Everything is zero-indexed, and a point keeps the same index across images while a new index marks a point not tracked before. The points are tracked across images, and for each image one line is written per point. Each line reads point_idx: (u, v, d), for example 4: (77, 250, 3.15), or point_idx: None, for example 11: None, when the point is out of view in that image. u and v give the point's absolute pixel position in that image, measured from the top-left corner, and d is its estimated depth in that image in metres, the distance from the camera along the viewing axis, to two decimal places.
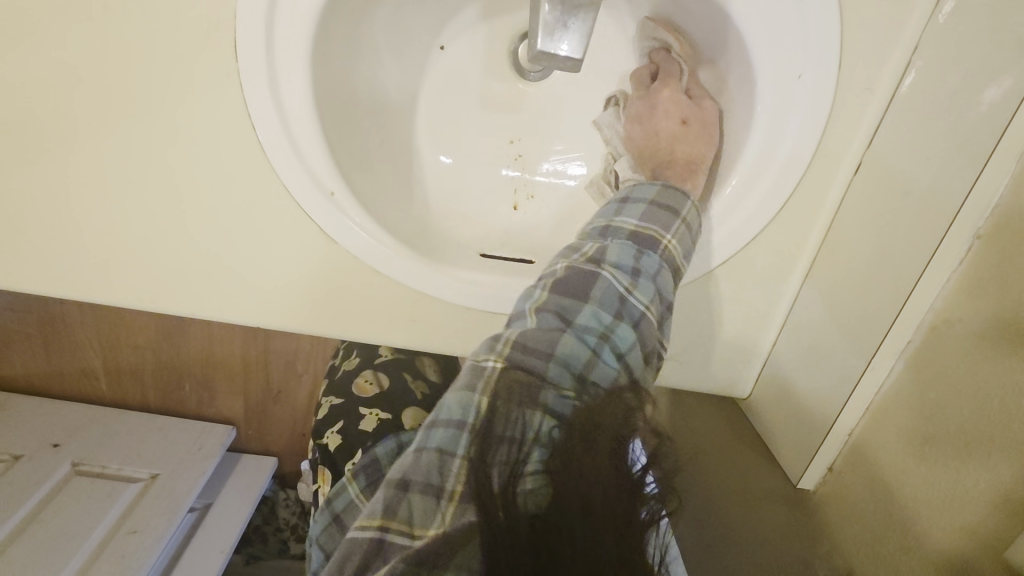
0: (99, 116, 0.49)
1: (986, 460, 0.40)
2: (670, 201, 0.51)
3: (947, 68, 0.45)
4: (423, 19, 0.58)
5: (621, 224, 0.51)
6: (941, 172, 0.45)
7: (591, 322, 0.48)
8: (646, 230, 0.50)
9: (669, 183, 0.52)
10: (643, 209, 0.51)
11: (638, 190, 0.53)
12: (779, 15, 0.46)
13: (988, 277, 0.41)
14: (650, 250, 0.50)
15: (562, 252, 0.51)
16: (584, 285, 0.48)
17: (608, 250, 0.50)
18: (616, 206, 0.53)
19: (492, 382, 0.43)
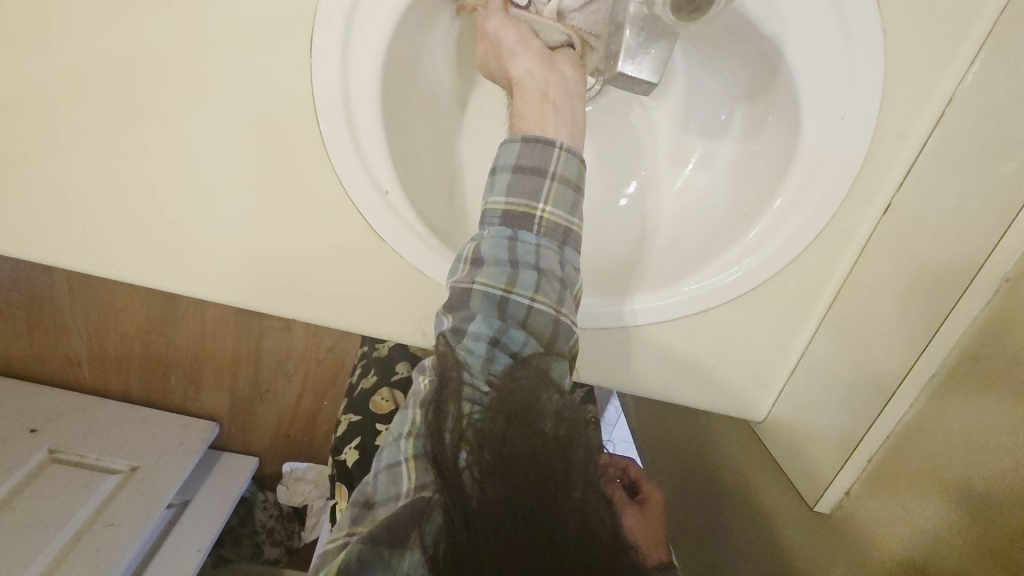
0: (160, 100, 0.50)
1: (1006, 488, 0.42)
2: (534, 160, 0.47)
3: (977, 124, 0.48)
4: (480, 34, 0.60)
5: (492, 206, 0.48)
6: (971, 218, 0.48)
7: (480, 331, 0.46)
8: (519, 207, 0.48)
9: (546, 137, 0.48)
10: (508, 180, 0.48)
11: (503, 155, 0.49)
12: (828, 60, 0.49)
13: (1012, 318, 0.44)
14: (521, 231, 0.48)
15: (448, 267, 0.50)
16: (465, 299, 0.46)
17: (481, 245, 0.47)
18: (489, 183, 0.49)
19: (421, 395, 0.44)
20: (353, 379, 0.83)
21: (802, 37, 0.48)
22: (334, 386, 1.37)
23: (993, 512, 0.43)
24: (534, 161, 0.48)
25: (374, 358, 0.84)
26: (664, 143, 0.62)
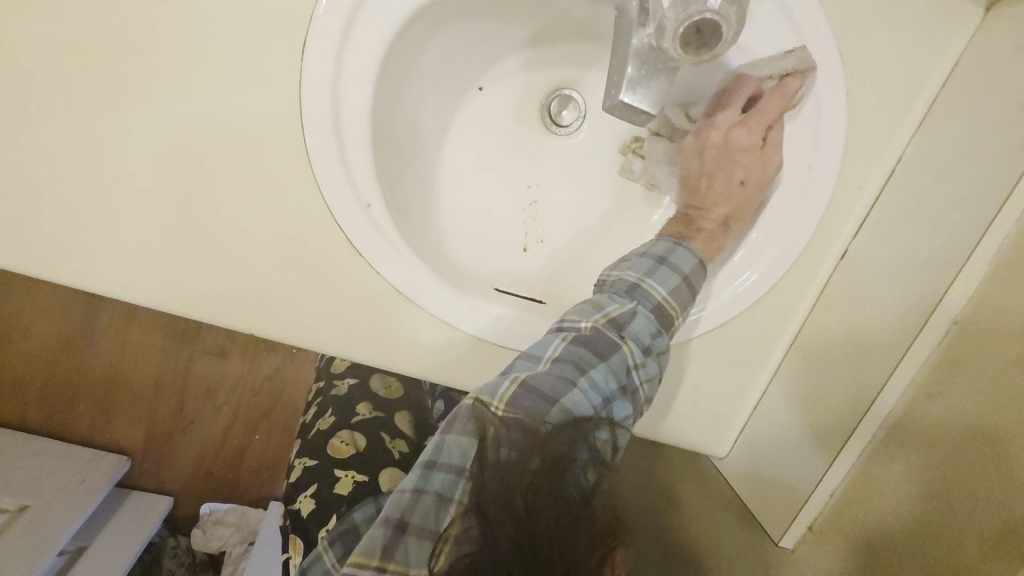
0: (120, 91, 0.46)
1: (964, 518, 0.43)
2: (677, 258, 0.49)
3: (926, 180, 0.53)
4: (468, 64, 0.60)
5: (650, 290, 0.48)
6: (924, 264, 0.51)
7: (598, 384, 0.46)
8: (668, 306, 0.49)
9: (709, 258, 0.50)
10: (677, 280, 0.49)
11: (675, 254, 0.50)
12: (797, 113, 0.53)
13: (962, 358, 0.47)
14: (663, 325, 0.49)
15: (575, 313, 0.48)
16: (602, 350, 0.47)
17: (636, 319, 0.48)
18: (647, 259, 0.50)
19: (491, 431, 0.41)
20: (310, 420, 0.78)
21: (777, 86, 0.52)
22: (266, 420, 1.27)
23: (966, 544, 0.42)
24: (688, 266, 0.49)
25: (333, 395, 0.79)
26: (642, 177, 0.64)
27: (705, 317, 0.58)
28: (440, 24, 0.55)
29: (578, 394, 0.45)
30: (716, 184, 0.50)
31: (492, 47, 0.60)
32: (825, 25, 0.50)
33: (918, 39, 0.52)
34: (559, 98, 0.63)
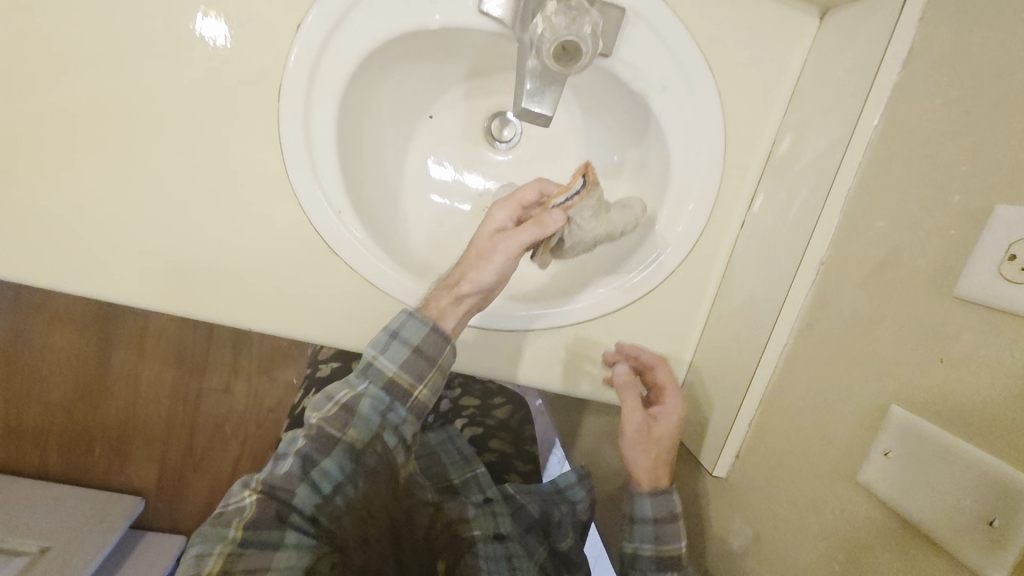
0: (135, 136, 0.58)
1: (840, 413, 0.52)
2: (415, 329, 0.61)
3: (793, 151, 0.64)
4: (419, 96, 0.73)
5: (382, 367, 0.61)
6: (796, 219, 0.61)
7: (364, 432, 0.60)
8: (400, 377, 0.62)
9: (438, 326, 0.61)
10: (407, 352, 0.61)
11: (407, 326, 0.61)
12: (683, 110, 0.65)
13: (829, 289, 0.57)
14: (394, 395, 0.62)
15: (326, 394, 0.62)
16: (346, 418, 0.60)
17: (363, 397, 0.61)
18: (384, 340, 0.61)
19: (250, 506, 0.55)
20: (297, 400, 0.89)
21: (663, 93, 0.64)
22: (270, 450, 1.35)
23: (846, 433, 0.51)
24: (414, 337, 0.61)
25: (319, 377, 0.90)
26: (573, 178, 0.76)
27: (633, 286, 0.69)
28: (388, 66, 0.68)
29: (326, 457, 0.58)
30: (461, 269, 0.61)
31: (436, 82, 0.73)
32: (694, 41, 0.63)
33: (770, 44, 0.65)
34: (497, 118, 0.75)
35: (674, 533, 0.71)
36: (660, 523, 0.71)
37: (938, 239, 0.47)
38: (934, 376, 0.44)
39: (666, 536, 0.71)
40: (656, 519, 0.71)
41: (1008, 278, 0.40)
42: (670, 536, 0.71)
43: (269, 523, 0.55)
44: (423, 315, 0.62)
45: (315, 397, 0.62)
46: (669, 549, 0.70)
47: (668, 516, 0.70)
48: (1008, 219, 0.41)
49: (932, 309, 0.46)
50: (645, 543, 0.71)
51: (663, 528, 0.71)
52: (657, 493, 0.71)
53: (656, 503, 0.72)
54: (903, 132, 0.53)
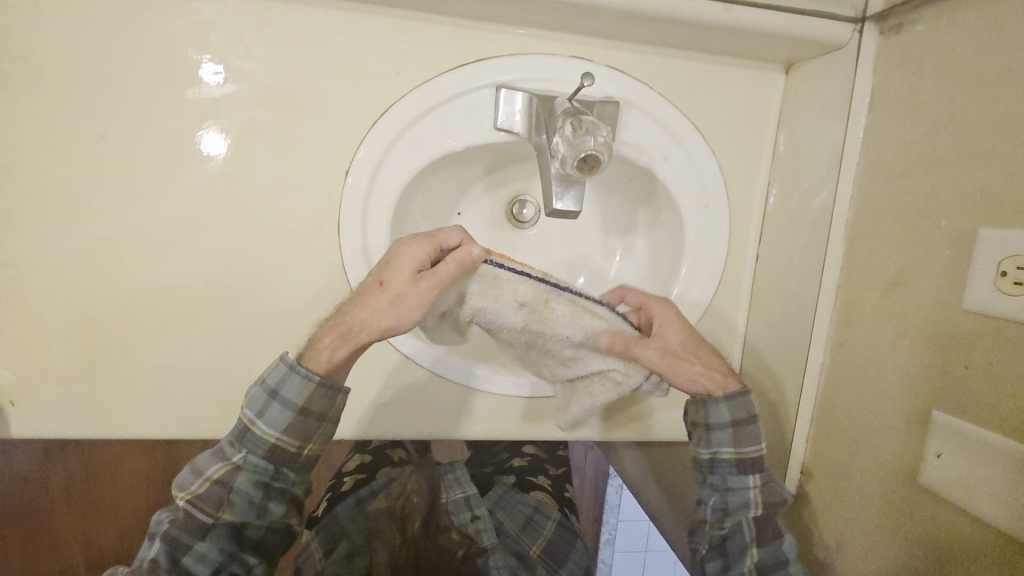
0: (223, 292, 0.66)
1: (889, 420, 0.58)
2: (291, 392, 0.59)
3: (789, 192, 0.72)
4: (446, 197, 0.82)
5: (261, 433, 0.59)
6: (805, 251, 0.69)
7: (245, 510, 0.58)
8: (284, 441, 0.60)
9: (324, 384, 0.60)
10: (286, 416, 0.59)
11: (285, 387, 0.59)
12: (685, 173, 0.73)
13: (851, 310, 0.64)
14: (276, 460, 0.60)
15: (201, 466, 0.59)
16: (225, 493, 0.58)
17: (244, 469, 0.59)
18: (262, 399, 0.60)
19: None
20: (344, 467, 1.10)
21: (665, 163, 0.72)
22: None
23: (899, 437, 0.57)
24: (294, 399, 0.59)
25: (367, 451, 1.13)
26: (595, 243, 0.84)
27: None
28: (418, 182, 0.76)
29: (200, 541, 0.58)
30: (362, 319, 0.58)
31: (459, 184, 0.82)
32: (683, 115, 0.72)
33: (748, 103, 0.74)
34: (519, 204, 0.84)
35: (755, 433, 0.67)
36: (717, 434, 0.67)
37: (936, 260, 0.54)
38: (963, 380, 0.51)
39: (740, 438, 0.67)
40: (734, 421, 0.66)
41: (1004, 291, 0.47)
42: (744, 442, 0.67)
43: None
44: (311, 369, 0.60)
45: (184, 470, 0.60)
46: (740, 454, 0.67)
47: (731, 426, 0.66)
48: (991, 241, 0.48)
49: (948, 321, 0.52)
50: (721, 453, 0.67)
51: (735, 430, 0.67)
52: (724, 420, 0.67)
53: (722, 441, 0.67)
54: (882, 168, 0.61)
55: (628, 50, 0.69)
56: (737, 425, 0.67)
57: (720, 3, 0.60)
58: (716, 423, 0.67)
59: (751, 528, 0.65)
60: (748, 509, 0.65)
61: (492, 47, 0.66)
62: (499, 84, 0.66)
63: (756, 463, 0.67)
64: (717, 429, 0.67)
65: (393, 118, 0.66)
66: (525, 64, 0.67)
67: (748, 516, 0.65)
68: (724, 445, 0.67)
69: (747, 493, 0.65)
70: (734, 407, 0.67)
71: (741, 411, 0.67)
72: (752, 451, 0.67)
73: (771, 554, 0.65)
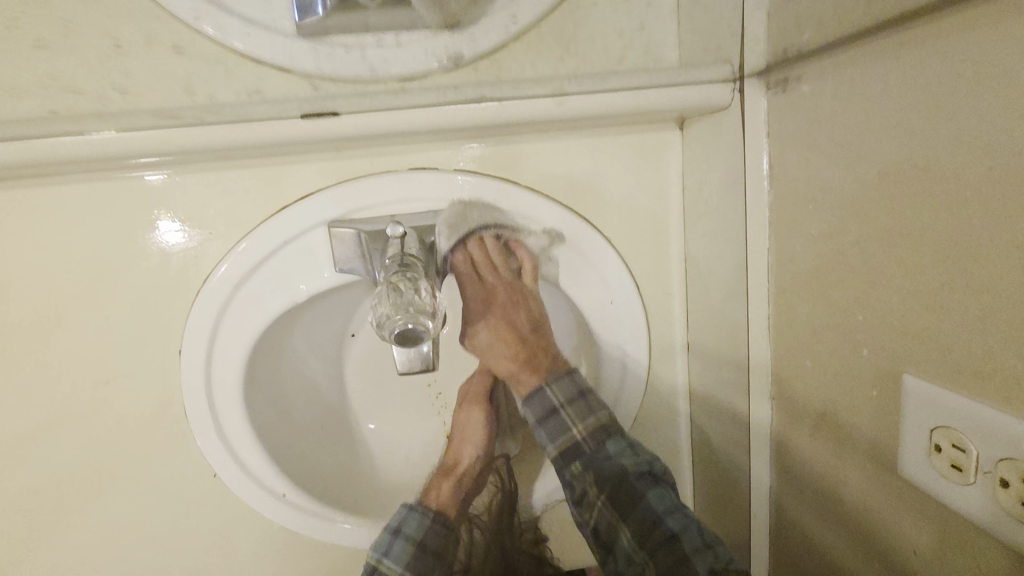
0: (75, 498, 0.59)
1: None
2: (417, 517, 0.62)
3: (705, 275, 0.60)
4: (334, 317, 0.66)
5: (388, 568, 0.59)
6: (730, 350, 0.57)
7: None
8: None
9: (437, 516, 0.63)
10: (409, 549, 0.60)
11: (408, 521, 0.61)
12: (578, 270, 0.62)
13: (788, 429, 0.52)
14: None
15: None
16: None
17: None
18: (400, 514, 0.62)
19: None
20: None
21: (551, 263, 0.62)
22: None
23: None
24: (417, 532, 0.61)
25: None
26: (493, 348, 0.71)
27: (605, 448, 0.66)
28: (293, 320, 0.63)
29: None
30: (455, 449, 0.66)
31: (347, 301, 0.66)
32: (561, 206, 0.60)
33: (641, 174, 0.61)
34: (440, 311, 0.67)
35: (587, 406, 0.61)
36: (546, 425, 0.62)
37: (865, 398, 0.41)
38: (919, 563, 0.39)
39: (566, 419, 0.61)
40: (557, 407, 0.61)
41: (943, 473, 0.35)
42: (574, 419, 0.61)
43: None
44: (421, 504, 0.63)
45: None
46: (572, 435, 0.60)
47: (552, 414, 0.61)
48: (918, 398, 0.36)
49: (890, 483, 0.40)
50: (558, 437, 0.61)
51: (559, 415, 0.61)
52: (547, 406, 0.62)
53: (552, 430, 0.61)
54: (794, 260, 0.48)
55: (478, 146, 0.58)
56: (560, 408, 0.61)
57: (549, 99, 0.48)
58: (541, 417, 0.62)
59: (612, 508, 0.57)
60: (602, 493, 0.58)
61: (314, 179, 0.57)
62: (329, 222, 0.56)
63: (593, 435, 0.60)
64: (545, 424, 0.62)
65: (217, 284, 0.56)
66: (359, 192, 0.57)
67: (599, 495, 0.58)
68: (555, 435, 0.61)
69: (589, 475, 0.59)
70: (549, 392, 0.62)
71: (559, 394, 0.62)
72: (587, 424, 0.60)
73: (638, 521, 0.54)
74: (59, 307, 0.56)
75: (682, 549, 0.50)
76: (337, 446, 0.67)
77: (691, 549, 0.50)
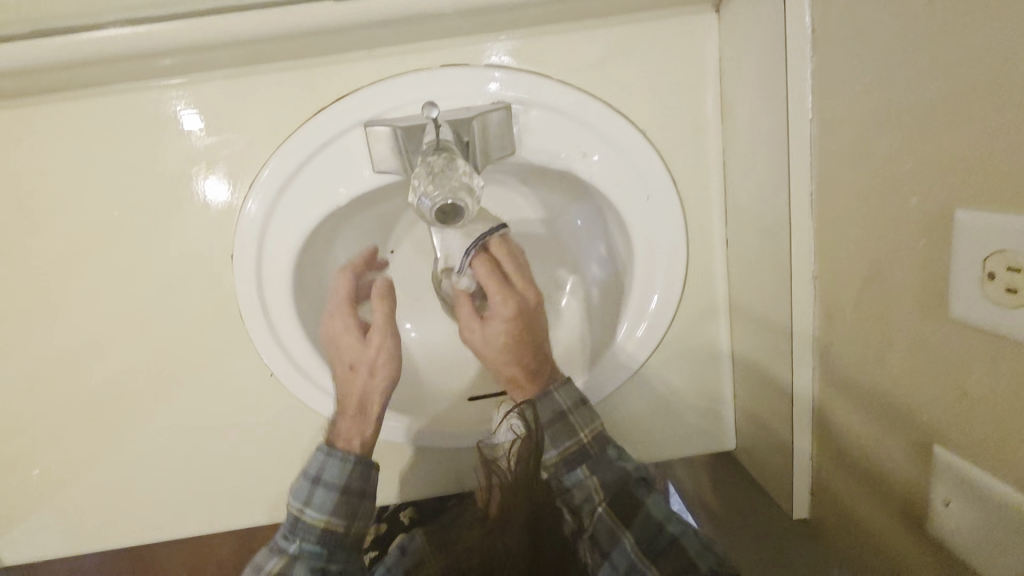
0: (149, 398, 0.64)
1: (897, 447, 0.45)
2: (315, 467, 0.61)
3: (744, 162, 0.58)
4: (376, 231, 0.68)
5: (311, 521, 0.59)
6: (771, 236, 0.56)
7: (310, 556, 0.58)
8: (333, 523, 0.60)
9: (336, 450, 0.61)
10: (332, 499, 0.60)
11: (327, 468, 0.60)
12: (614, 165, 0.61)
13: (835, 305, 0.51)
14: (331, 543, 0.60)
15: (260, 564, 0.58)
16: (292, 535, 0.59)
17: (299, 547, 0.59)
18: (314, 459, 0.61)
19: None
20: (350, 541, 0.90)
21: (585, 159, 0.60)
22: None
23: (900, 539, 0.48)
24: (338, 474, 0.60)
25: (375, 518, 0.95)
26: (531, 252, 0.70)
27: (644, 340, 0.65)
28: (336, 230, 0.65)
29: None
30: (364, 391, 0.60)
31: (387, 215, 0.68)
32: (593, 98, 0.60)
33: (675, 64, 0.60)
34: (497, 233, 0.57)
35: (590, 412, 0.60)
36: (554, 428, 0.59)
37: (913, 251, 0.40)
38: (968, 412, 0.38)
39: (575, 423, 0.59)
40: (564, 413, 0.59)
41: (996, 303, 0.34)
42: (580, 425, 0.59)
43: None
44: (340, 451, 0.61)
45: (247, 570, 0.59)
46: (576, 441, 0.59)
47: (561, 418, 0.59)
48: (971, 231, 0.35)
49: (926, 350, 0.41)
50: (561, 444, 0.59)
51: (568, 419, 0.59)
52: (555, 410, 0.59)
53: (559, 435, 0.59)
54: (838, 126, 0.46)
55: (508, 42, 0.58)
56: (567, 413, 0.59)
57: None
58: (550, 421, 0.59)
59: (614, 517, 0.57)
60: (603, 499, 0.57)
61: (349, 82, 0.58)
62: (365, 122, 0.57)
63: (596, 441, 0.60)
64: (551, 425, 0.59)
65: (262, 188, 0.59)
66: (392, 92, 0.57)
67: (602, 506, 0.57)
68: (561, 439, 0.59)
69: (587, 488, 0.58)
70: (557, 396, 0.60)
71: (567, 399, 0.60)
72: (592, 428, 0.60)
73: (643, 529, 0.56)
74: (124, 212, 0.59)
75: (639, 495, 0.58)
76: None
77: (651, 498, 0.58)
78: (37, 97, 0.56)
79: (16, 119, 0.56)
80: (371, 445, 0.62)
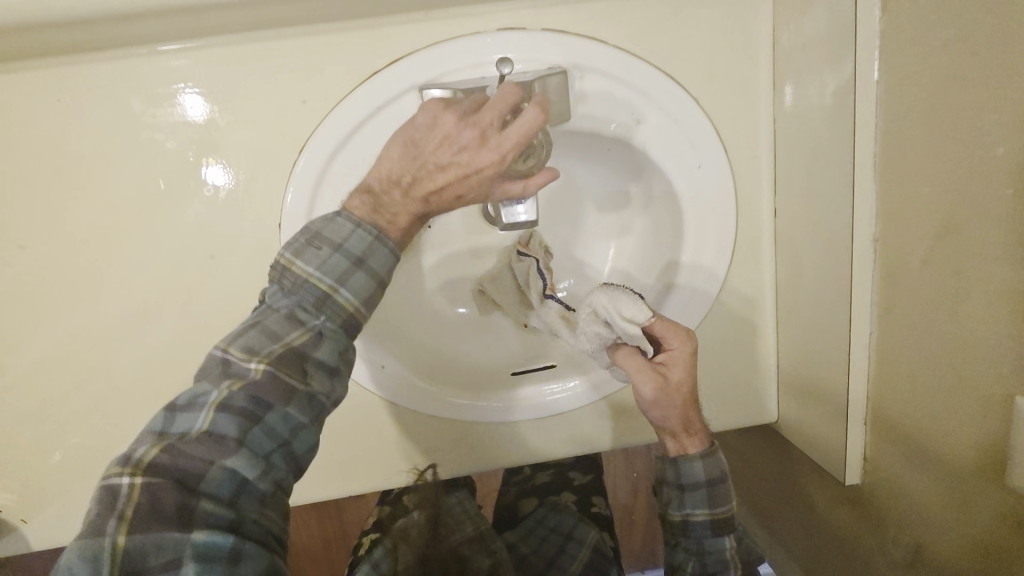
0: (190, 370, 0.62)
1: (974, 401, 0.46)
2: (332, 236, 0.50)
3: (799, 129, 0.59)
4: None
5: (342, 300, 0.49)
6: (828, 201, 0.56)
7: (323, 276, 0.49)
8: (363, 313, 0.51)
9: (380, 239, 0.51)
10: (353, 275, 0.49)
11: (346, 242, 0.50)
12: (667, 132, 0.61)
13: (897, 266, 0.51)
14: (351, 336, 0.50)
15: (272, 330, 0.47)
16: (284, 329, 0.47)
17: (297, 275, 0.49)
18: (322, 223, 0.50)
19: (134, 497, 0.40)
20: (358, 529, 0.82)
21: (639, 126, 0.60)
22: None
23: (981, 500, 0.47)
24: (380, 270, 0.50)
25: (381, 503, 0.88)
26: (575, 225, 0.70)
27: (689, 311, 0.66)
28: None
29: (259, 429, 0.44)
30: (449, 182, 0.49)
31: None
32: (648, 63, 0.59)
33: (729, 30, 0.60)
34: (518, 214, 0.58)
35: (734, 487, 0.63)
36: (711, 491, 0.62)
37: (996, 203, 0.41)
38: None
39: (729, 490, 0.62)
40: (723, 479, 0.62)
41: None
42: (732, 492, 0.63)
43: (165, 521, 0.40)
44: (368, 221, 0.51)
45: (245, 331, 0.47)
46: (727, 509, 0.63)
47: (718, 484, 0.62)
48: None
49: (1012, 300, 0.41)
50: (713, 506, 0.62)
51: (723, 486, 0.62)
52: (711, 477, 0.62)
53: (714, 497, 0.62)
54: (910, 84, 0.47)
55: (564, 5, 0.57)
56: (726, 477, 0.62)
57: None
58: (711, 484, 0.62)
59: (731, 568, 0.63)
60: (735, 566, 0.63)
61: (404, 44, 0.56)
62: (420, 86, 0.56)
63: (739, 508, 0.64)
64: (710, 486, 0.62)
65: (313, 152, 0.57)
66: (446, 55, 0.57)
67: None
68: (716, 504, 0.62)
69: (722, 554, 0.63)
70: (720, 457, 0.62)
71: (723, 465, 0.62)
72: None
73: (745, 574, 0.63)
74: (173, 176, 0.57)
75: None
76: (422, 332, 0.70)
77: None
78: (80, 54, 0.54)
79: (56, 76, 0.54)
80: (407, 239, 0.53)
